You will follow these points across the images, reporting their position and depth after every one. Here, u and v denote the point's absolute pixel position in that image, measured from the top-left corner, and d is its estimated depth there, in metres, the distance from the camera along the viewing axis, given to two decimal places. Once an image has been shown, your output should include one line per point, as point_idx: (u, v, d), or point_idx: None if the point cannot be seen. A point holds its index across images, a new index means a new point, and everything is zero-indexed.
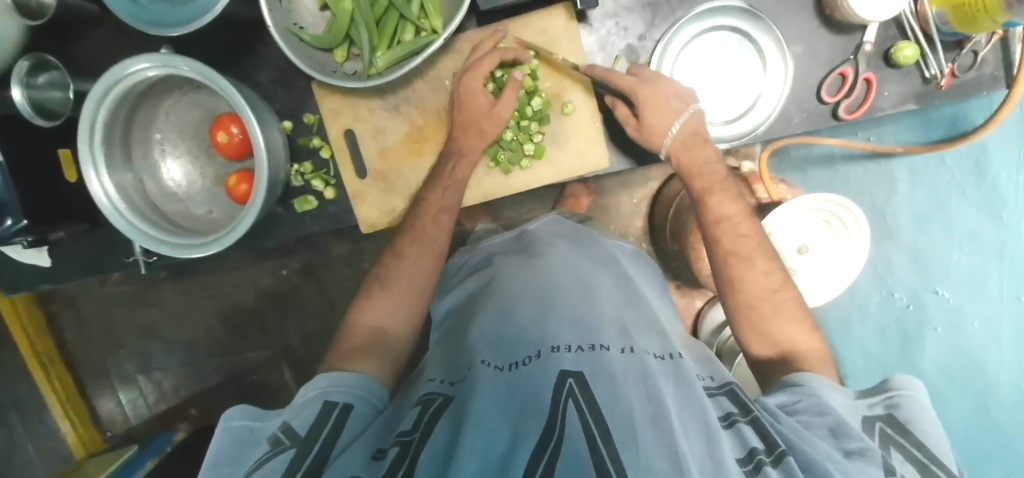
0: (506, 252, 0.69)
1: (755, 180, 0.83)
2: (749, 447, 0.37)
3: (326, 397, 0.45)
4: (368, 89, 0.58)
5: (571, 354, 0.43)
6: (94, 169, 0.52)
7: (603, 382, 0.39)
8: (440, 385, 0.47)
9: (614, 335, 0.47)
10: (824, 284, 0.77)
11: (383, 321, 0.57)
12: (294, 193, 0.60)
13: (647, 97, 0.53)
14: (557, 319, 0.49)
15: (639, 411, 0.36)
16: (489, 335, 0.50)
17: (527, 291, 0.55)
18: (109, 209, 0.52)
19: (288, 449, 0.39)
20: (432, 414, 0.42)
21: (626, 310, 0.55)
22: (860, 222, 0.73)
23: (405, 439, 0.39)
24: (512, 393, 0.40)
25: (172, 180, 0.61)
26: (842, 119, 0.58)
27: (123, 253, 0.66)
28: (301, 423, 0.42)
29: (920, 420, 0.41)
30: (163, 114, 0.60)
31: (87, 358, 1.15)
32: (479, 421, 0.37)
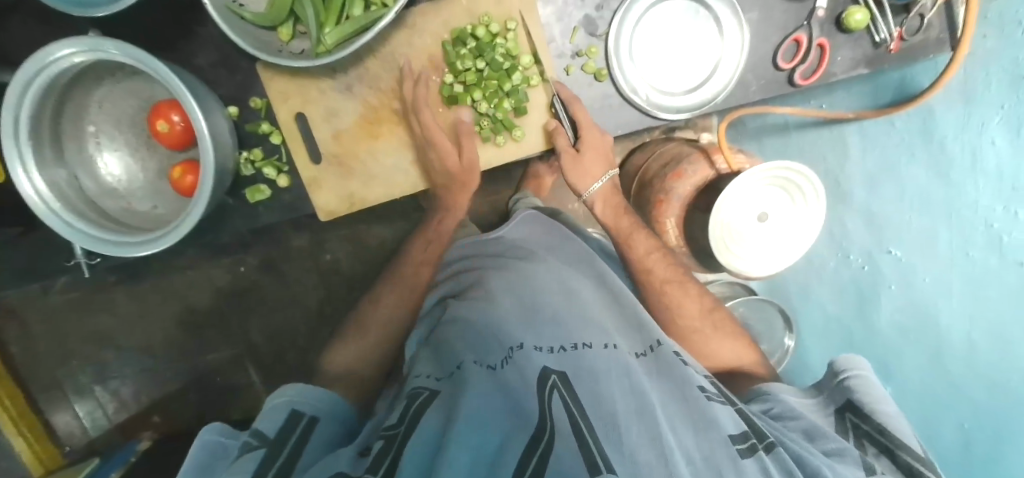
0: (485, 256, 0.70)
1: (714, 151, 0.84)
2: (744, 429, 0.42)
3: (293, 405, 0.47)
4: (317, 69, 0.55)
5: (548, 354, 0.47)
6: (22, 166, 0.48)
7: (586, 382, 0.44)
8: (427, 380, 0.50)
9: (597, 334, 0.51)
10: (780, 252, 0.79)
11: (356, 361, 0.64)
12: (245, 182, 0.58)
13: (591, 138, 0.57)
14: (540, 320, 0.53)
15: (622, 408, 0.40)
16: (470, 337, 0.52)
17: (510, 295, 0.57)
18: (40, 208, 0.48)
19: (258, 448, 0.39)
20: (418, 408, 0.44)
21: (605, 310, 0.59)
22: (818, 192, 0.74)
23: (389, 434, 0.41)
24: (502, 393, 0.42)
25: (111, 176, 0.57)
26: (798, 85, 0.59)
27: (62, 256, 0.62)
28: (269, 427, 0.43)
29: (874, 400, 0.48)
30: (95, 106, 0.55)
31: (34, 372, 1.08)
32: (470, 416, 0.38)
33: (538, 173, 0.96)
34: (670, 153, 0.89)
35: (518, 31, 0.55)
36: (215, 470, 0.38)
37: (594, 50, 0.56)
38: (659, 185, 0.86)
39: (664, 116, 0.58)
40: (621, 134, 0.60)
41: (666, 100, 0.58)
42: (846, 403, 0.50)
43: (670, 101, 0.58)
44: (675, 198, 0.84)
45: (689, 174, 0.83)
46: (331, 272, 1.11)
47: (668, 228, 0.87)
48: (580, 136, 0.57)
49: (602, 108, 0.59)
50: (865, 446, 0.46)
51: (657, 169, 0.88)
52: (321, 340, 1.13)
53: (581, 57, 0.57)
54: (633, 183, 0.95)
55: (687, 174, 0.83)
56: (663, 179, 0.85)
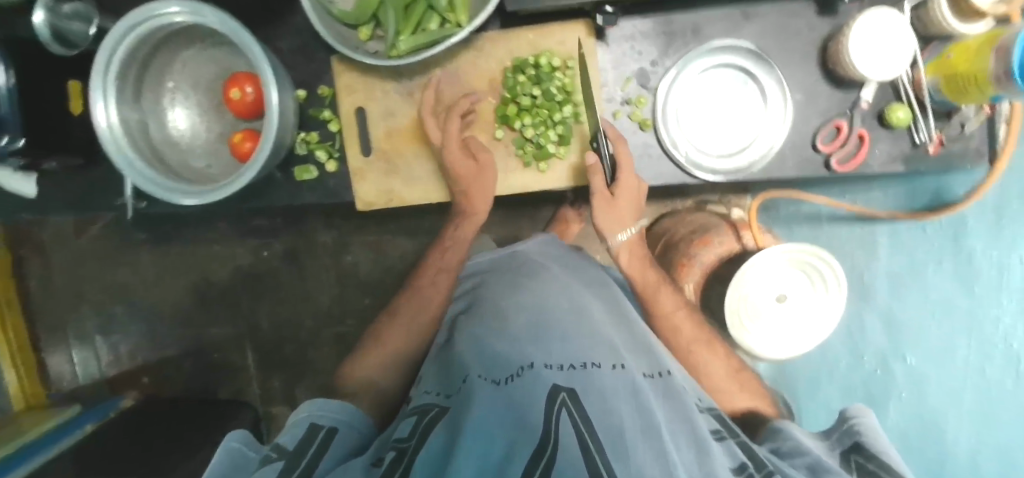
0: (503, 277, 0.68)
1: (743, 227, 0.87)
2: (740, 461, 0.39)
3: (313, 420, 0.47)
4: (386, 71, 0.59)
5: (558, 371, 0.44)
6: (103, 98, 0.52)
7: (595, 396, 0.40)
8: (435, 397, 0.51)
9: (604, 353, 0.48)
10: (797, 338, 0.79)
11: (374, 377, 0.66)
12: (296, 160, 0.61)
13: (625, 181, 0.57)
14: (551, 339, 0.51)
15: (629, 424, 0.37)
16: (479, 357, 0.52)
17: (520, 315, 0.56)
18: (106, 139, 0.52)
19: (277, 461, 0.40)
20: (428, 422, 0.45)
21: (617, 333, 0.57)
22: (840, 280, 0.74)
23: (401, 446, 0.42)
24: (507, 406, 0.41)
25: (178, 129, 0.62)
26: (835, 171, 0.61)
27: (111, 194, 0.65)
28: (289, 441, 0.44)
29: (880, 446, 0.44)
30: (179, 65, 0.61)
31: (47, 309, 1.12)
32: (474, 429, 0.37)
33: (568, 218, 0.99)
34: (697, 221, 0.92)
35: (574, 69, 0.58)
36: None
37: (643, 100, 0.60)
38: (683, 248, 0.88)
39: (699, 174, 0.59)
40: (656, 184, 0.62)
41: (703, 159, 0.60)
42: (852, 447, 0.45)
43: (708, 161, 0.60)
44: (698, 264, 0.86)
45: (715, 242, 0.86)
46: (348, 275, 1.11)
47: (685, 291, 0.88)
48: (618, 179, 0.57)
49: (642, 156, 0.61)
50: None
51: (684, 234, 0.90)
52: (322, 340, 1.12)
53: (629, 105, 0.60)
54: (658, 242, 0.98)
55: (715, 242, 0.86)
56: (690, 243, 0.87)
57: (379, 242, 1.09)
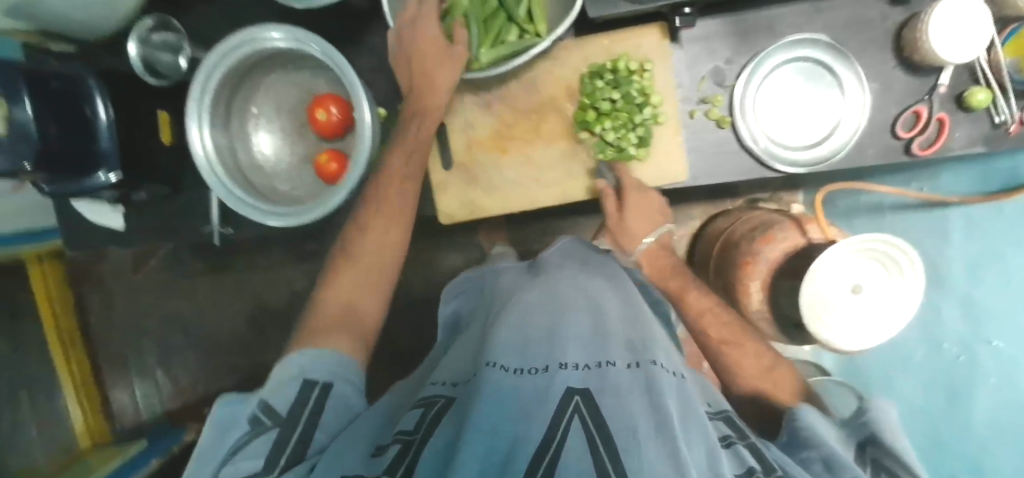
0: (512, 280, 0.60)
1: (808, 222, 0.86)
2: (748, 465, 0.33)
3: (305, 375, 0.45)
4: (465, 84, 0.61)
5: (577, 372, 0.36)
6: (196, 123, 0.55)
7: (611, 397, 0.33)
8: (442, 387, 0.44)
9: (621, 349, 0.40)
10: (872, 330, 0.77)
11: (352, 297, 0.56)
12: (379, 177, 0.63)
13: (635, 202, 0.59)
14: (570, 327, 0.43)
15: (642, 420, 0.31)
16: (506, 342, 0.42)
17: (531, 304, 0.48)
18: (204, 164, 0.55)
19: (270, 430, 0.39)
20: (434, 415, 0.38)
21: (637, 325, 0.47)
22: (916, 265, 0.74)
23: (405, 439, 0.36)
24: (516, 402, 0.34)
25: (262, 153, 0.63)
26: (915, 155, 0.60)
27: (197, 221, 0.67)
28: (280, 403, 0.41)
29: None
30: (263, 90, 0.63)
31: (108, 342, 1.15)
32: (478, 428, 0.31)
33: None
34: (757, 219, 0.92)
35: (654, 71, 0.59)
36: (223, 450, 0.39)
37: (719, 98, 0.60)
38: (748, 247, 0.87)
39: (780, 167, 0.59)
40: (734, 181, 0.62)
41: (782, 152, 0.60)
42: None
43: (788, 154, 0.61)
44: (763, 262, 0.84)
45: (779, 239, 0.84)
46: (402, 293, 1.12)
47: (751, 290, 0.86)
48: (625, 201, 0.59)
49: (720, 152, 0.61)
50: None
51: (745, 232, 0.91)
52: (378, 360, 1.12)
53: (706, 103, 0.60)
54: (716, 245, 0.98)
55: (778, 238, 0.84)
56: (753, 241, 0.87)
57: (429, 260, 1.09)
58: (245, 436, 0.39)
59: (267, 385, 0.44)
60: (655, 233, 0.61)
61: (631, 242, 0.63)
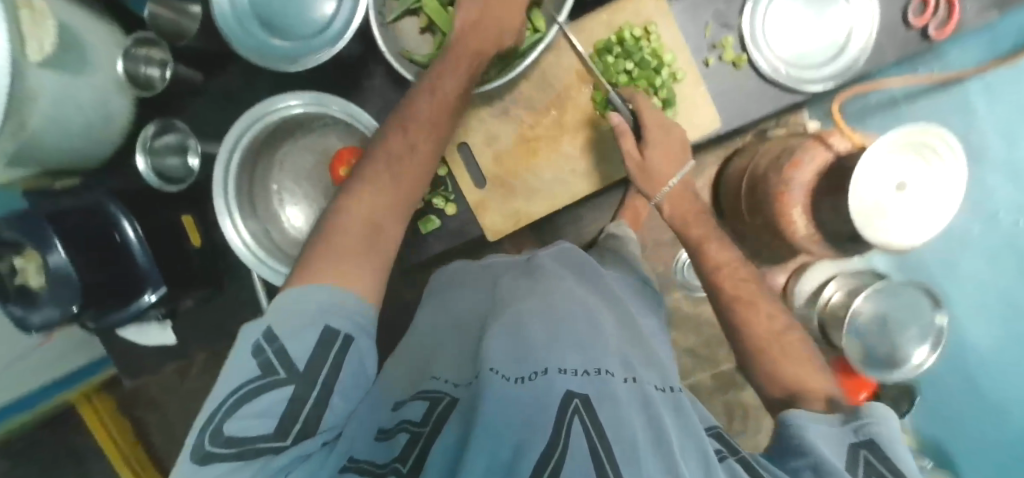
0: (502, 277, 0.57)
1: (829, 135, 0.83)
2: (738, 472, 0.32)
3: (326, 319, 0.38)
4: (477, 100, 0.60)
5: (576, 377, 0.36)
6: (227, 214, 0.55)
7: (611, 406, 0.33)
8: (444, 382, 0.41)
9: (617, 361, 0.40)
10: (922, 223, 0.75)
11: (374, 216, 0.46)
12: (417, 215, 0.61)
13: (658, 134, 0.54)
14: (570, 331, 0.42)
15: (642, 436, 0.31)
16: (504, 342, 0.41)
17: (533, 303, 0.46)
18: (245, 253, 0.55)
19: (285, 385, 0.35)
20: (441, 409, 0.36)
21: (630, 339, 0.47)
22: (955, 147, 0.72)
23: (413, 430, 0.35)
24: (520, 404, 0.33)
25: (295, 227, 0.61)
26: (933, 39, 0.60)
27: (249, 310, 0.66)
28: (298, 351, 0.36)
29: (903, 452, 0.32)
30: (278, 164, 0.61)
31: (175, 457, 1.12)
32: (485, 430, 0.31)
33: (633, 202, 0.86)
34: (777, 148, 0.90)
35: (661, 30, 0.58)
36: (223, 407, 0.34)
37: (729, 40, 0.59)
38: (777, 178, 0.84)
39: (811, 88, 0.59)
40: (763, 116, 0.61)
41: (804, 73, 0.59)
42: (866, 443, 0.34)
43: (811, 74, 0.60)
44: (797, 188, 0.81)
45: (805, 161, 0.81)
46: None
47: (795, 219, 0.83)
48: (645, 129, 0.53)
49: (744, 92, 0.60)
50: None
51: (768, 165, 0.88)
52: None
53: (718, 48, 0.59)
54: (740, 187, 0.96)
55: (804, 162, 0.82)
56: (780, 170, 0.84)
57: None
58: (261, 384, 0.35)
59: (287, 314, 0.38)
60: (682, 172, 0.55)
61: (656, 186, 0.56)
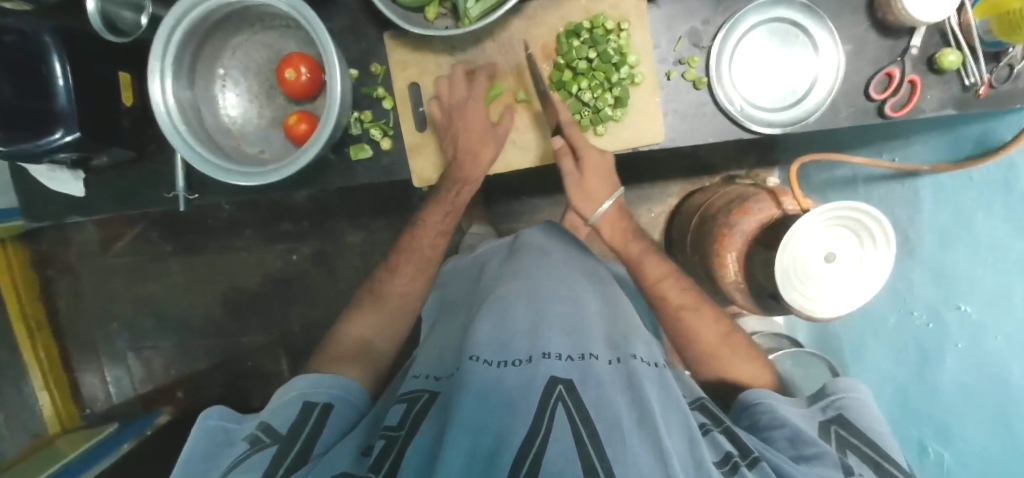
0: (496, 261, 0.70)
1: (783, 193, 0.83)
2: (725, 451, 0.39)
3: (306, 397, 0.51)
4: (440, 45, 0.62)
5: (560, 361, 0.43)
6: (160, 77, 0.53)
7: (592, 388, 0.40)
8: (426, 381, 0.51)
9: (602, 346, 0.48)
10: (848, 295, 0.73)
11: (370, 331, 0.66)
12: (350, 140, 0.62)
13: (591, 161, 0.61)
14: (549, 325, 0.49)
15: (624, 414, 0.38)
16: (483, 336, 0.49)
17: (519, 300, 0.54)
18: (168, 127, 0.53)
19: (269, 446, 0.43)
20: (418, 412, 0.45)
21: (610, 321, 0.55)
22: (888, 237, 0.70)
23: (390, 434, 0.42)
24: (504, 393, 0.40)
25: (228, 114, 0.61)
26: (888, 117, 0.61)
27: (163, 188, 0.66)
28: (281, 423, 0.47)
29: (866, 419, 0.47)
30: (229, 51, 0.61)
31: (78, 328, 1.23)
32: (465, 418, 0.37)
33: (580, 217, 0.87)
34: (734, 193, 0.92)
35: (635, 29, 0.59)
36: (221, 465, 0.43)
37: (696, 59, 0.60)
38: (724, 220, 0.87)
39: (756, 128, 0.59)
40: (709, 142, 0.62)
41: (758, 113, 0.60)
42: (835, 417, 0.48)
43: (764, 115, 0.60)
44: (739, 234, 0.83)
45: (755, 211, 0.82)
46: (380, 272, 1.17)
47: (728, 262, 0.85)
48: (581, 157, 0.61)
49: (695, 114, 0.61)
50: (846, 453, 0.44)
51: (721, 206, 0.91)
52: None
53: (683, 64, 0.60)
54: (692, 218, 1.00)
55: (754, 211, 0.83)
56: (729, 213, 0.86)
57: None
58: (247, 451, 0.43)
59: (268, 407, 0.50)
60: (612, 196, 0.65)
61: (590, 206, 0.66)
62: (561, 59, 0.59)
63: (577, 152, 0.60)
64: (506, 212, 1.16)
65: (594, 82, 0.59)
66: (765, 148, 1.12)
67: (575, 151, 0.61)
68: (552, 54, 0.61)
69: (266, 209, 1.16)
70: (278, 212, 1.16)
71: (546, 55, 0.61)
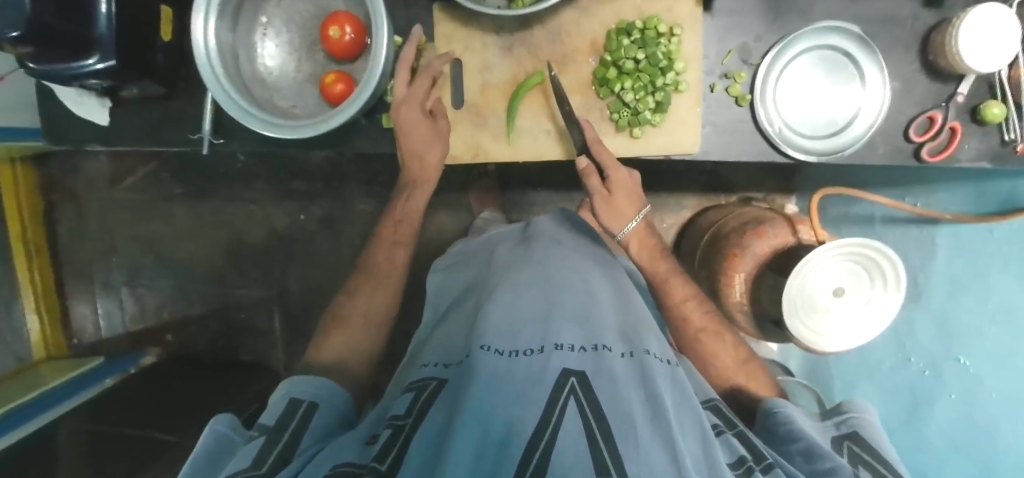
0: (506, 246, 0.70)
1: (800, 222, 0.83)
2: (739, 454, 0.39)
3: (291, 396, 0.52)
4: (488, 24, 0.61)
5: (573, 353, 0.43)
6: (203, 15, 0.52)
7: (604, 381, 0.40)
8: (434, 369, 0.51)
9: (616, 338, 0.47)
10: (856, 330, 0.73)
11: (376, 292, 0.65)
12: (384, 107, 0.61)
13: (618, 179, 0.60)
14: (561, 317, 0.49)
15: (637, 410, 0.37)
16: (493, 324, 0.49)
17: (532, 289, 0.54)
18: (206, 67, 0.52)
19: (259, 438, 0.44)
20: (425, 399, 0.45)
21: (624, 314, 0.54)
22: (899, 277, 0.70)
23: (397, 424, 0.43)
24: (514, 386, 0.39)
25: (265, 64, 0.60)
26: (925, 161, 0.61)
27: (189, 128, 0.65)
28: (270, 419, 0.48)
29: (879, 439, 0.47)
30: (274, 0, 0.60)
31: (76, 257, 1.23)
32: (475, 408, 0.37)
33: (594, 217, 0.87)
34: (751, 215, 0.91)
35: (687, 36, 0.58)
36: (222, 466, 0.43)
37: (743, 75, 0.59)
38: (737, 239, 0.86)
39: (793, 153, 0.59)
40: (743, 161, 0.61)
41: (796, 138, 0.60)
42: (850, 434, 0.48)
43: (803, 142, 0.60)
44: (750, 256, 0.83)
45: (770, 235, 0.82)
46: None
47: (735, 283, 0.85)
48: (608, 175, 0.60)
49: (733, 130, 0.60)
50: (858, 468, 0.44)
51: (735, 226, 0.91)
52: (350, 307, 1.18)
53: (728, 78, 0.60)
54: (704, 234, 1.00)
55: (769, 234, 0.83)
56: (743, 234, 0.86)
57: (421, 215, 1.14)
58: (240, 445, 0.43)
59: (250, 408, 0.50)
60: (640, 214, 0.63)
61: (619, 224, 0.63)
62: (608, 55, 0.58)
63: (606, 170, 0.59)
64: (519, 202, 1.16)
65: (638, 83, 0.58)
66: (786, 175, 1.12)
67: (604, 170, 0.60)
68: (599, 50, 0.60)
69: (280, 165, 1.15)
70: (292, 171, 1.15)
71: (592, 50, 0.60)
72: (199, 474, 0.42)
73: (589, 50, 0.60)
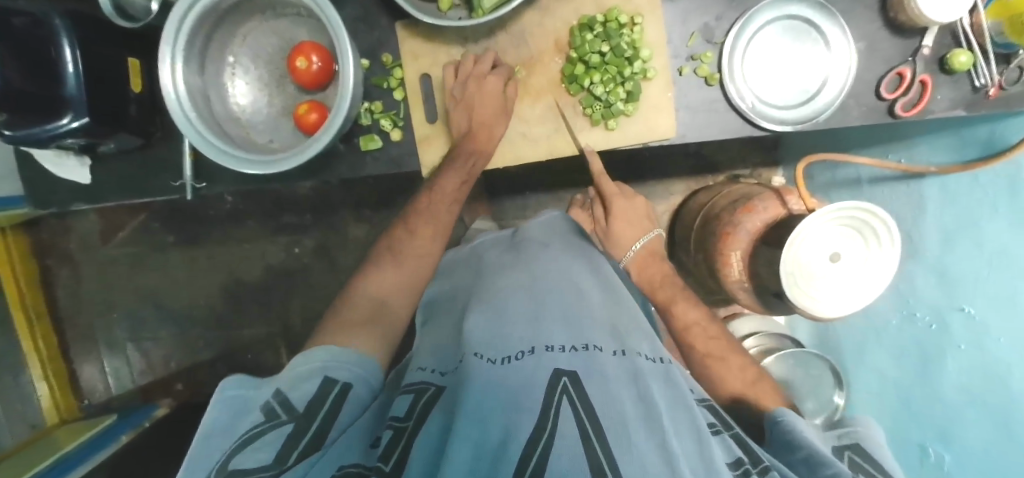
0: (495, 253, 0.71)
1: (788, 192, 0.83)
2: (736, 455, 0.39)
3: (325, 373, 0.50)
4: (452, 36, 0.62)
5: (563, 353, 0.43)
6: (170, 61, 0.52)
7: (596, 381, 0.40)
8: (431, 374, 0.50)
9: (605, 336, 0.47)
10: (851, 295, 0.73)
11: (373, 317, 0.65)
12: (361, 130, 0.62)
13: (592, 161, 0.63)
14: (550, 319, 0.49)
15: (630, 410, 0.37)
16: (480, 331, 0.49)
17: (519, 293, 0.54)
18: (177, 112, 0.52)
19: (286, 424, 0.43)
20: (424, 403, 0.45)
21: (613, 310, 0.55)
22: (894, 237, 0.70)
23: (397, 425, 0.42)
24: (505, 392, 0.39)
25: (238, 103, 0.61)
26: (899, 117, 0.61)
27: (169, 176, 0.66)
28: (298, 398, 0.46)
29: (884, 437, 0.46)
30: (240, 38, 0.60)
31: (78, 318, 1.23)
32: (470, 415, 0.36)
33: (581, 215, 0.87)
34: (740, 192, 0.92)
35: (649, 24, 0.59)
36: (238, 435, 0.42)
37: (708, 55, 0.60)
38: (729, 218, 0.87)
39: (767, 125, 0.59)
40: (721, 140, 0.62)
41: (770, 110, 0.60)
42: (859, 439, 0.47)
43: (777, 113, 0.60)
44: (743, 232, 0.83)
45: (759, 208, 0.83)
46: None
47: (732, 260, 0.85)
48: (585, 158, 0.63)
49: (707, 110, 0.61)
50: None
51: (726, 205, 0.91)
52: None
53: (695, 60, 0.60)
54: (696, 217, 1.00)
55: (758, 208, 0.83)
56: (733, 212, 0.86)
57: None
58: (265, 427, 0.42)
59: (289, 374, 0.50)
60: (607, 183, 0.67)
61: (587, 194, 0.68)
62: (573, 52, 0.59)
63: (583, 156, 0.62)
64: (510, 208, 1.16)
65: (607, 76, 0.59)
66: (768, 148, 1.13)
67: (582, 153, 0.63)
68: (564, 48, 0.61)
69: (268, 201, 1.16)
70: (281, 205, 1.16)
71: (558, 48, 0.61)
72: (216, 443, 0.42)
73: (554, 49, 0.61)
